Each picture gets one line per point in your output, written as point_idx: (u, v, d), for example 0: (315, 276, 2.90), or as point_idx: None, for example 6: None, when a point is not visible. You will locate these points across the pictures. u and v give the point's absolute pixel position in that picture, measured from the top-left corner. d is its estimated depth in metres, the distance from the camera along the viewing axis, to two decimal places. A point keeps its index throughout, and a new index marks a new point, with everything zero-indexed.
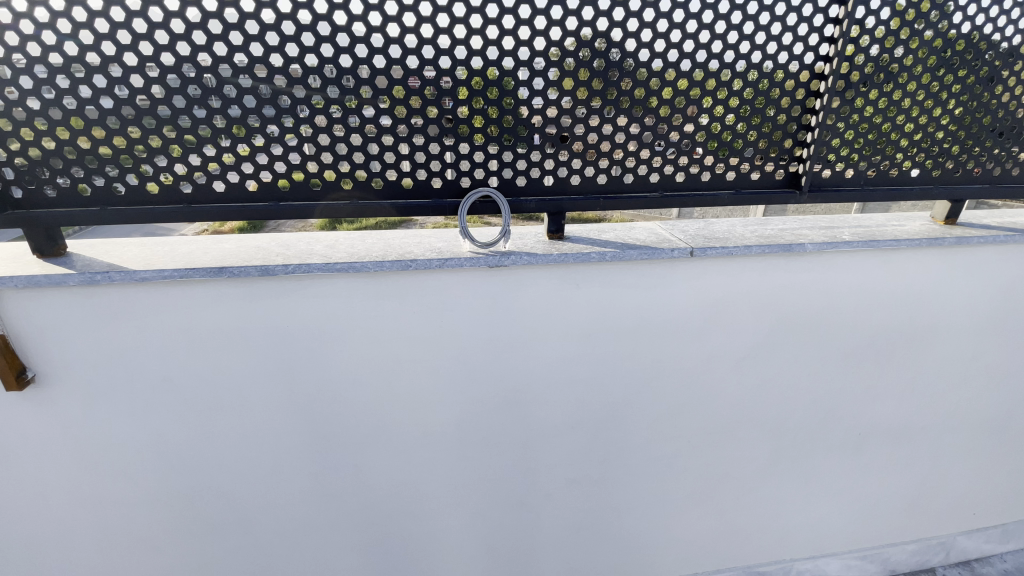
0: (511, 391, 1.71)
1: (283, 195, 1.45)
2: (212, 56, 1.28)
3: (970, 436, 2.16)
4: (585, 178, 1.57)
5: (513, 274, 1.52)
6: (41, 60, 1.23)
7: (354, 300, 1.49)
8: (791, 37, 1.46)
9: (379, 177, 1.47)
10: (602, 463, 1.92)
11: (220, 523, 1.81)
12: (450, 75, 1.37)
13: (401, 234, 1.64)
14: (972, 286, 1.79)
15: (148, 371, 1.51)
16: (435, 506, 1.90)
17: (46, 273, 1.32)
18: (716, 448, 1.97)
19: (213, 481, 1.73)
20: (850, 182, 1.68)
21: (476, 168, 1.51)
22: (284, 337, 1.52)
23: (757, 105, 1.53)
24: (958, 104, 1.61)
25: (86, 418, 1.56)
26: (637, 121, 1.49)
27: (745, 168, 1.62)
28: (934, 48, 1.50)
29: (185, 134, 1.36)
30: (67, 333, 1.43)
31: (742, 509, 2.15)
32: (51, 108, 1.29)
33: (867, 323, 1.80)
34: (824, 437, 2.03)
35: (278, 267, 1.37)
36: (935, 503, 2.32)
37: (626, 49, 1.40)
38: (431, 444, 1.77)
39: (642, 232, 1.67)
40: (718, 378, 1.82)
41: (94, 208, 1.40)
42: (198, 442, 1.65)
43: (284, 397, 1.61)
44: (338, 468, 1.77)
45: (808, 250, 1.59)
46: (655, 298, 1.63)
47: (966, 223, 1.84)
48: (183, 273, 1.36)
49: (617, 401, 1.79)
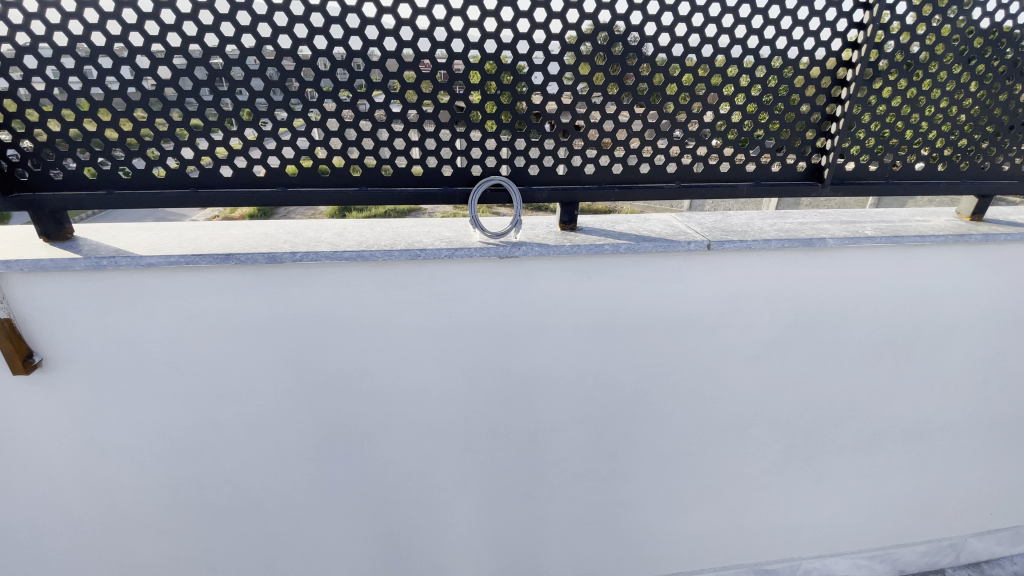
0: (519, 384, 1.69)
1: (291, 180, 1.43)
2: (218, 37, 1.25)
3: (986, 437, 2.11)
4: (600, 168, 1.53)
5: (525, 265, 1.49)
6: (47, 40, 1.21)
7: (362, 289, 1.47)
8: (819, 22, 1.39)
9: (389, 164, 1.44)
10: (611, 458, 1.90)
11: (227, 510, 1.81)
12: (462, 58, 1.33)
13: (410, 223, 1.61)
14: (996, 284, 1.73)
15: (154, 357, 1.50)
16: (441, 498, 1.89)
17: (52, 257, 1.31)
18: (727, 444, 1.94)
19: (219, 468, 1.72)
20: (873, 176, 1.63)
21: (486, 156, 1.47)
22: (292, 325, 1.50)
23: (781, 93, 1.47)
24: (989, 95, 1.55)
25: (92, 403, 1.55)
26: (655, 109, 1.45)
27: (765, 159, 1.57)
28: (967, 36, 1.43)
29: (192, 119, 1.33)
30: (73, 317, 1.42)
31: (751, 507, 2.12)
32: (56, 89, 1.26)
33: (886, 320, 1.75)
34: (836, 435, 1.99)
35: (285, 255, 1.35)
36: (948, 504, 2.28)
37: (645, 34, 1.35)
38: (437, 435, 1.76)
39: (656, 224, 1.63)
40: (731, 375, 1.78)
41: (100, 191, 1.38)
42: (205, 429, 1.65)
43: (291, 385, 1.59)
44: (344, 458, 1.76)
45: (829, 245, 1.54)
46: (669, 291, 1.59)
47: (992, 219, 1.77)
48: (189, 259, 1.34)
49: (627, 395, 1.77)
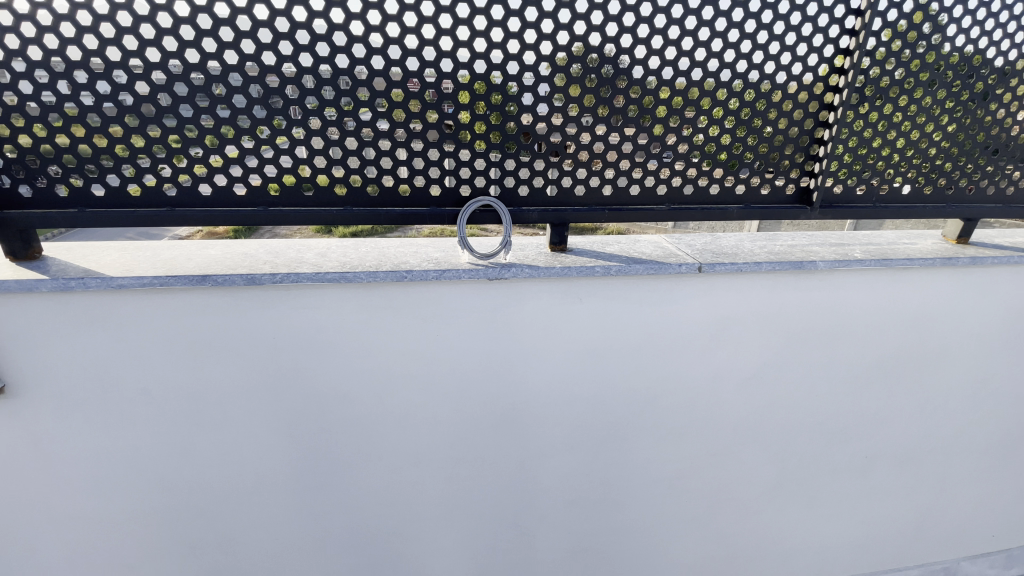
0: (507, 409, 1.64)
1: (273, 200, 1.39)
2: (200, 53, 1.21)
3: (978, 460, 2.10)
4: (590, 189, 1.51)
5: (514, 288, 1.46)
6: (21, 54, 1.17)
7: (346, 312, 1.42)
8: (806, 48, 1.40)
9: (375, 183, 1.41)
10: (602, 486, 1.85)
11: (200, 543, 1.72)
12: (451, 78, 1.31)
13: (396, 243, 1.58)
14: (984, 306, 1.73)
15: (125, 383, 1.44)
16: (426, 527, 1.82)
17: (17, 279, 1.25)
18: (719, 468, 1.90)
19: (191, 499, 1.64)
20: (862, 199, 1.63)
21: (475, 176, 1.45)
22: (271, 349, 1.44)
23: (769, 116, 1.48)
24: (971, 121, 1.57)
25: (56, 432, 1.47)
26: (645, 131, 1.44)
27: (755, 182, 1.57)
28: (950, 63, 1.46)
29: (171, 134, 1.29)
30: (37, 343, 1.35)
31: (743, 531, 2.07)
32: (29, 103, 1.22)
33: (876, 343, 1.74)
34: (828, 459, 1.96)
35: (265, 277, 1.31)
36: (942, 527, 2.26)
37: (636, 56, 1.34)
38: (423, 462, 1.69)
39: (647, 245, 1.61)
40: (724, 398, 1.76)
41: (71, 210, 1.33)
42: (177, 458, 1.57)
43: (269, 411, 1.53)
44: (325, 488, 1.68)
45: (819, 268, 1.54)
46: (660, 314, 1.57)
47: (978, 242, 1.79)
48: (163, 280, 1.29)
49: (618, 420, 1.73)
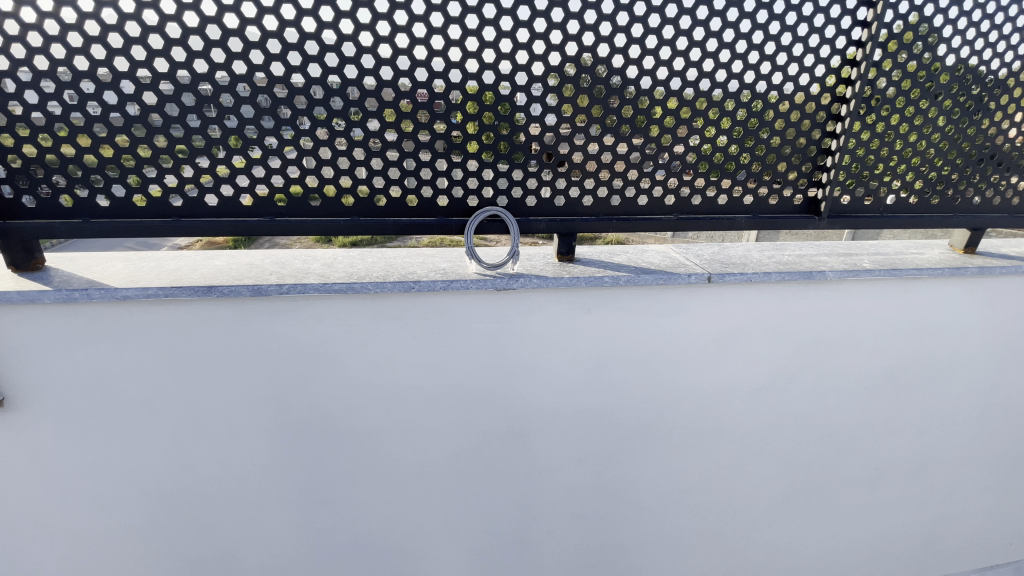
0: (514, 421, 1.62)
1: (279, 210, 1.37)
2: (209, 63, 1.21)
3: (986, 470, 2.08)
4: (597, 200, 1.50)
5: (522, 298, 1.44)
6: (28, 64, 1.16)
7: (352, 323, 1.40)
8: (813, 58, 1.41)
9: (382, 194, 1.40)
10: (610, 500, 1.83)
11: (200, 559, 1.68)
12: (459, 89, 1.31)
13: (403, 253, 1.57)
14: (992, 316, 1.73)
15: (126, 397, 1.41)
16: (431, 542, 1.79)
17: (20, 290, 1.24)
18: (728, 481, 1.87)
19: (192, 513, 1.61)
20: (870, 210, 1.63)
21: (483, 186, 1.44)
22: (276, 362, 1.42)
23: (777, 127, 1.48)
24: (976, 132, 1.57)
25: (54, 446, 1.44)
26: (652, 141, 1.44)
27: (762, 192, 1.56)
28: (953, 74, 1.47)
29: (177, 144, 1.27)
30: (37, 356, 1.32)
31: (753, 545, 2.04)
32: (34, 113, 1.20)
33: (885, 355, 1.73)
34: (838, 470, 1.94)
35: (272, 287, 1.30)
36: (952, 539, 2.23)
37: (643, 67, 1.35)
38: (429, 475, 1.67)
39: (654, 255, 1.61)
40: (732, 409, 1.74)
41: (75, 220, 1.31)
42: (178, 472, 1.54)
43: (273, 425, 1.51)
44: (329, 502, 1.65)
45: (828, 278, 1.53)
46: (668, 326, 1.55)
47: (984, 252, 1.78)
48: (168, 291, 1.27)
49: (626, 432, 1.71)
